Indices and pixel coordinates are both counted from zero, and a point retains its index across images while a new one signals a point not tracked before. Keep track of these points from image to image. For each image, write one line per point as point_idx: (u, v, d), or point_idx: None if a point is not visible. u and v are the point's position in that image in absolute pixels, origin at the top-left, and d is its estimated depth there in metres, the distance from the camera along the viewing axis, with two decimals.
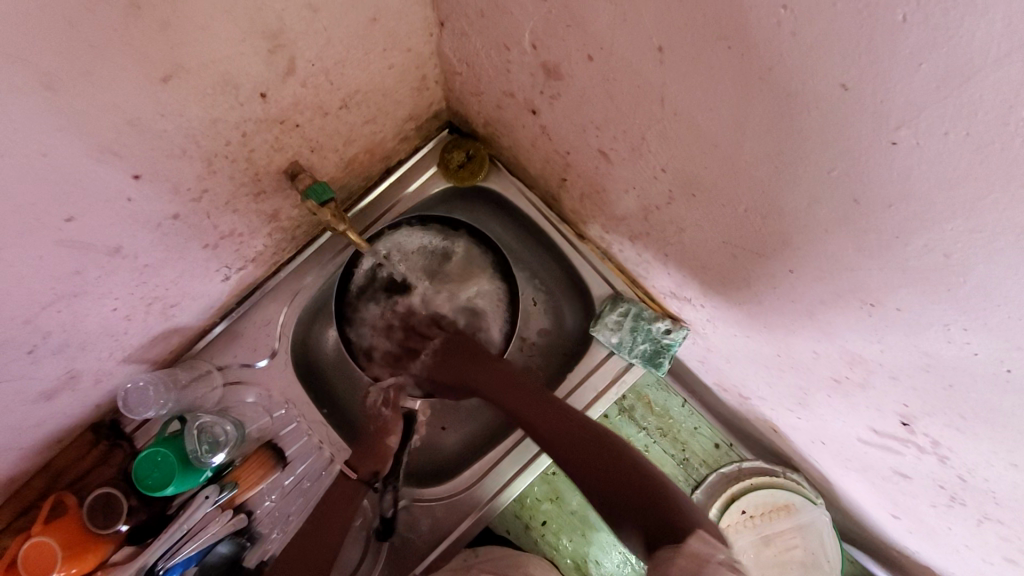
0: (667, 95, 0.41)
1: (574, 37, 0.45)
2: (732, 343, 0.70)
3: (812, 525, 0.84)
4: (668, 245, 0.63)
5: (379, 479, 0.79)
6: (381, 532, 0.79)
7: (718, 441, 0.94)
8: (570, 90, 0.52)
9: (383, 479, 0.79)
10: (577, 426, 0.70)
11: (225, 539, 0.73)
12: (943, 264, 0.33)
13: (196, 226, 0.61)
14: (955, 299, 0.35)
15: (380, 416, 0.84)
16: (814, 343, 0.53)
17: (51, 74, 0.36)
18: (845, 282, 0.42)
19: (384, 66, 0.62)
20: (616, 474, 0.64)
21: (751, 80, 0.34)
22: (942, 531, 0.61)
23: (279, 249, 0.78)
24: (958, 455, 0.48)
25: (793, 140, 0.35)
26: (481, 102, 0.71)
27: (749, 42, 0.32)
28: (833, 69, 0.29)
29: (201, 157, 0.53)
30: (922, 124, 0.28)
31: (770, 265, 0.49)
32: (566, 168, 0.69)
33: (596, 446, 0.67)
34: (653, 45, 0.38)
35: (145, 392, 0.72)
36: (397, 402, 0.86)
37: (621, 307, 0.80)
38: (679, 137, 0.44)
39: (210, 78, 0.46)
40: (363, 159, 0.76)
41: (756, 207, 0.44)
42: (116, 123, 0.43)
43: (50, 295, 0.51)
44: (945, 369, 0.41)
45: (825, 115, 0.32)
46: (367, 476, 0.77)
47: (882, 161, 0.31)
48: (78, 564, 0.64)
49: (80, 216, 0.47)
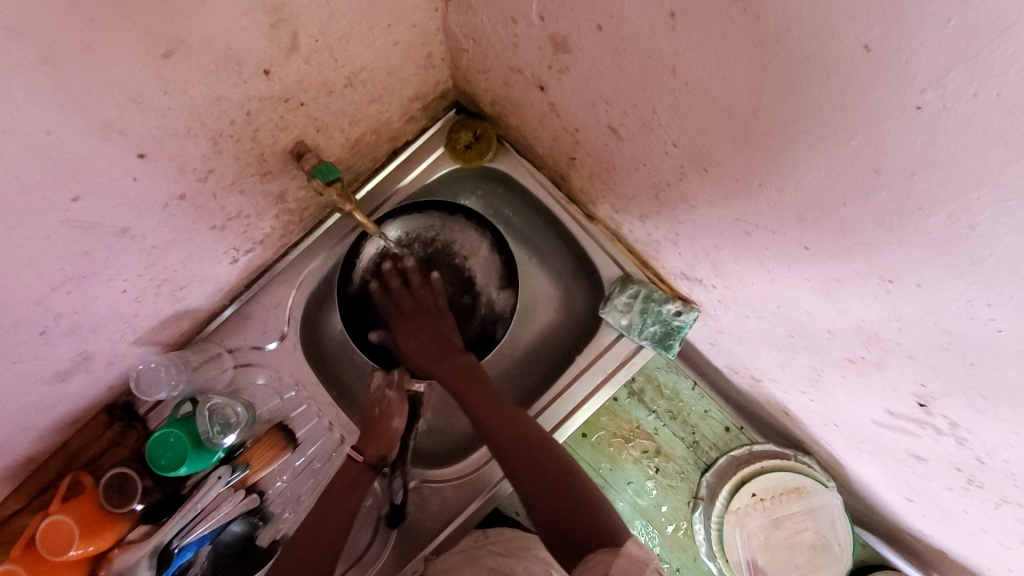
0: (679, 65, 0.40)
1: (582, 6, 0.44)
2: (744, 324, 0.68)
3: (824, 509, 0.83)
4: (678, 223, 0.62)
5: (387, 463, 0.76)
6: (392, 518, 0.77)
7: (728, 424, 0.94)
8: (578, 63, 0.51)
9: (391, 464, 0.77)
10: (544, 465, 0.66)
11: (239, 519, 0.75)
12: (968, 236, 0.32)
13: (203, 207, 0.60)
14: (979, 273, 0.33)
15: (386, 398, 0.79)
16: (827, 321, 0.52)
17: (53, 50, 0.36)
18: (863, 256, 0.40)
19: (389, 43, 0.61)
20: (545, 465, 0.66)
21: (767, 45, 0.32)
22: (956, 513, 0.60)
23: (287, 230, 0.78)
24: (976, 436, 0.47)
25: (810, 107, 0.34)
26: (488, 79, 0.70)
27: (766, 3, 0.31)
28: (855, 29, 0.28)
29: (206, 136, 0.53)
30: (950, 86, 0.26)
31: (784, 241, 0.47)
32: (575, 147, 0.67)
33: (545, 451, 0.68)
34: (665, 11, 0.37)
35: (157, 373, 0.73)
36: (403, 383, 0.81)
37: (631, 288, 0.79)
38: (691, 109, 0.43)
39: (212, 54, 0.45)
40: (370, 140, 0.75)
41: (771, 181, 0.42)
42: (119, 100, 0.43)
43: (60, 276, 0.51)
44: (964, 346, 0.40)
45: (845, 80, 0.30)
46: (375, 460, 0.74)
47: (903, 126, 0.30)
48: (96, 541, 0.65)
49: (87, 196, 0.47)
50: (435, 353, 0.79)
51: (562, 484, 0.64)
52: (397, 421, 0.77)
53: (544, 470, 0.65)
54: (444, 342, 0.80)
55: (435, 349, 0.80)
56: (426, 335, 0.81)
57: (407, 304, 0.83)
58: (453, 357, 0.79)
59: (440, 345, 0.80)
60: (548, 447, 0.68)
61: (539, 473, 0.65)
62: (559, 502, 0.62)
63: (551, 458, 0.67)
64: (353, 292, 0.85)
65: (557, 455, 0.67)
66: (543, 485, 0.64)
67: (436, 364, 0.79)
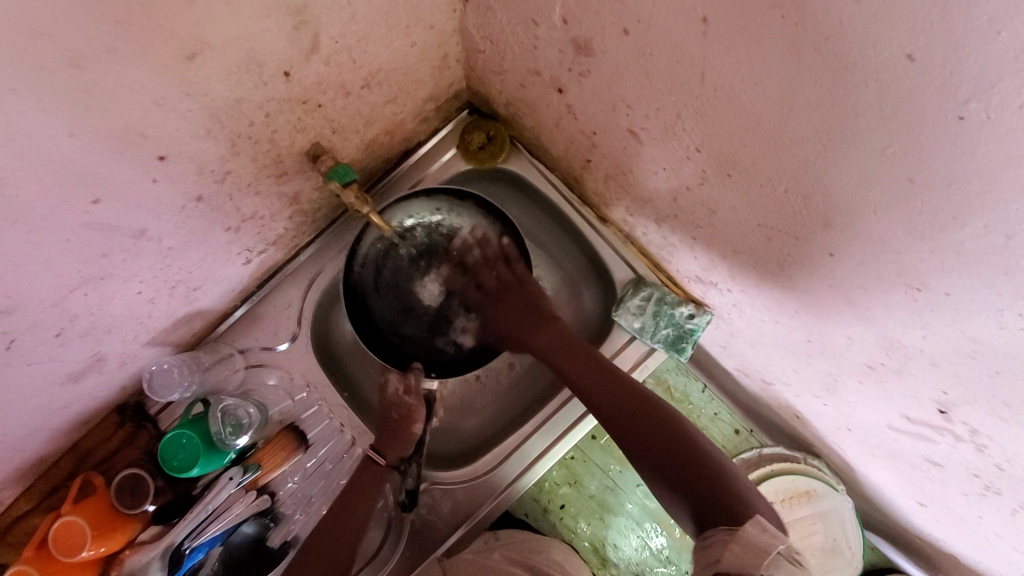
0: (708, 70, 0.40)
1: (609, 10, 0.43)
2: (760, 328, 0.68)
3: (834, 512, 0.85)
4: (696, 227, 0.61)
5: (404, 460, 0.79)
6: (407, 504, 0.79)
7: (738, 427, 0.93)
8: (600, 66, 0.51)
9: (408, 460, 0.79)
10: (652, 421, 0.66)
11: (249, 520, 0.75)
12: (1003, 246, 0.32)
13: (219, 209, 0.60)
14: (1012, 283, 0.33)
15: (405, 404, 0.80)
16: (847, 326, 0.51)
17: (78, 52, 0.35)
18: (890, 263, 0.40)
19: (406, 44, 0.60)
20: (653, 427, 0.66)
21: (804, 51, 0.32)
22: (971, 519, 0.60)
23: (299, 231, 0.78)
24: (998, 443, 0.47)
25: (844, 115, 0.33)
26: (504, 81, 0.70)
27: (807, 10, 0.30)
28: (899, 38, 0.27)
29: (225, 137, 0.52)
30: (995, 97, 0.26)
31: (808, 248, 0.47)
32: (591, 149, 0.67)
33: (643, 402, 0.68)
34: (697, 16, 0.36)
35: (170, 374, 0.73)
36: (419, 386, 0.81)
37: (644, 291, 0.78)
38: (717, 114, 0.43)
39: (234, 56, 0.45)
40: (383, 141, 0.75)
41: (798, 187, 0.42)
42: (142, 102, 0.42)
43: (77, 278, 0.50)
44: (993, 356, 0.40)
45: (885, 89, 0.30)
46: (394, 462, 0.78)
47: (943, 136, 0.30)
48: (107, 542, 0.65)
49: (106, 199, 0.47)
50: (527, 322, 0.81)
51: (671, 445, 0.64)
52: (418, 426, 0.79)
53: (645, 435, 0.65)
54: (535, 313, 0.81)
55: (525, 316, 0.82)
56: (516, 308, 0.82)
57: (489, 286, 0.85)
58: (547, 328, 0.79)
59: (529, 309, 0.82)
60: (651, 406, 0.68)
61: (644, 430, 0.66)
62: (674, 458, 0.62)
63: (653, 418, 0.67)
64: (353, 282, 0.81)
65: (659, 410, 0.68)
66: (655, 452, 0.64)
67: (529, 335, 0.80)
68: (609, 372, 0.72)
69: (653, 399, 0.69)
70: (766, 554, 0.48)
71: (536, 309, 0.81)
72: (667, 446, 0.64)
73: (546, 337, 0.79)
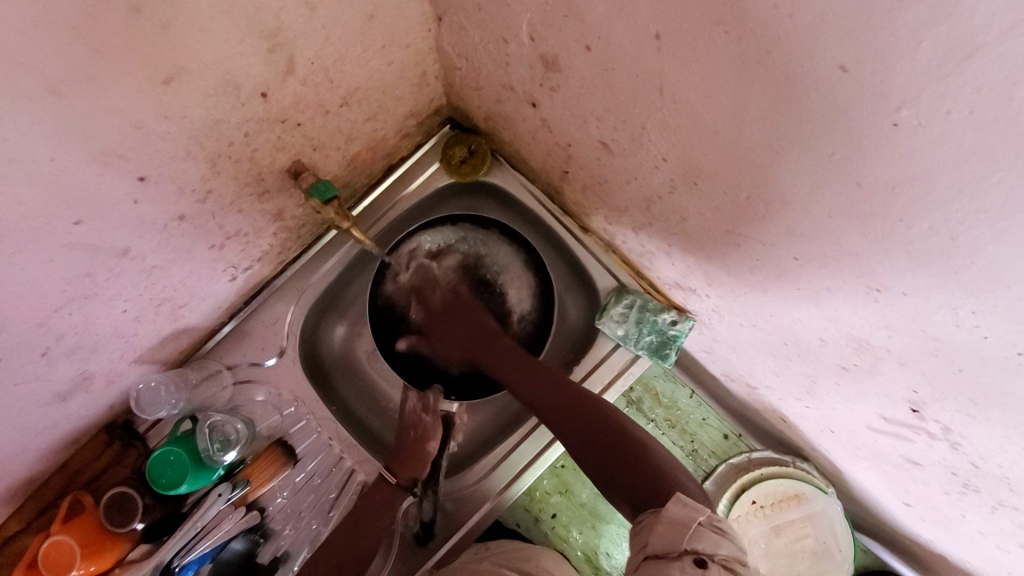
0: (666, 84, 0.41)
1: (571, 28, 0.45)
2: (739, 332, 0.69)
3: (823, 515, 0.84)
4: (671, 234, 0.62)
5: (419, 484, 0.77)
6: (422, 536, 0.77)
7: (727, 431, 0.93)
8: (569, 81, 0.52)
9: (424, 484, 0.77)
10: (597, 428, 0.65)
11: (239, 536, 0.75)
12: (949, 247, 0.33)
13: (202, 227, 0.61)
14: (963, 282, 0.34)
15: (422, 423, 0.80)
16: (817, 328, 0.52)
17: (57, 80, 0.37)
18: (849, 265, 0.41)
19: (383, 63, 0.62)
20: (585, 417, 0.67)
21: (749, 64, 0.34)
22: (955, 517, 0.60)
23: (285, 247, 0.79)
24: (968, 440, 0.47)
25: (789, 124, 0.35)
26: (481, 96, 0.71)
27: (746, 26, 0.32)
28: (832, 50, 0.29)
29: (205, 157, 0.54)
30: (924, 104, 0.28)
31: (773, 253, 0.48)
32: (568, 161, 0.69)
33: (586, 406, 0.68)
34: (650, 33, 0.38)
35: (157, 392, 0.73)
36: (436, 406, 0.83)
37: (626, 299, 0.79)
38: (679, 125, 0.44)
39: (210, 78, 0.46)
40: (365, 157, 0.76)
41: (758, 195, 0.43)
42: (121, 126, 0.44)
43: (61, 298, 0.51)
44: (953, 353, 0.40)
45: (826, 98, 0.31)
46: (406, 482, 0.76)
47: (883, 141, 0.31)
48: (96, 562, 0.65)
49: (88, 219, 0.48)
50: (471, 337, 0.83)
51: (605, 436, 0.64)
52: (408, 441, 0.78)
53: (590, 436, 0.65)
54: (477, 328, 0.83)
55: (471, 334, 0.83)
56: (459, 323, 0.84)
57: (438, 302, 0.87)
58: (493, 343, 0.81)
59: (476, 329, 0.83)
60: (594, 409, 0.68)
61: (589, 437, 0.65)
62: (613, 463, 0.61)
63: (585, 406, 0.68)
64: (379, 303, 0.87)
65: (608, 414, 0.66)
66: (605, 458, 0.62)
67: (477, 349, 0.82)
68: (550, 380, 0.73)
69: (595, 400, 0.69)
70: (691, 526, 0.47)
71: (478, 326, 0.83)
72: (614, 448, 0.62)
73: (496, 348, 0.80)
